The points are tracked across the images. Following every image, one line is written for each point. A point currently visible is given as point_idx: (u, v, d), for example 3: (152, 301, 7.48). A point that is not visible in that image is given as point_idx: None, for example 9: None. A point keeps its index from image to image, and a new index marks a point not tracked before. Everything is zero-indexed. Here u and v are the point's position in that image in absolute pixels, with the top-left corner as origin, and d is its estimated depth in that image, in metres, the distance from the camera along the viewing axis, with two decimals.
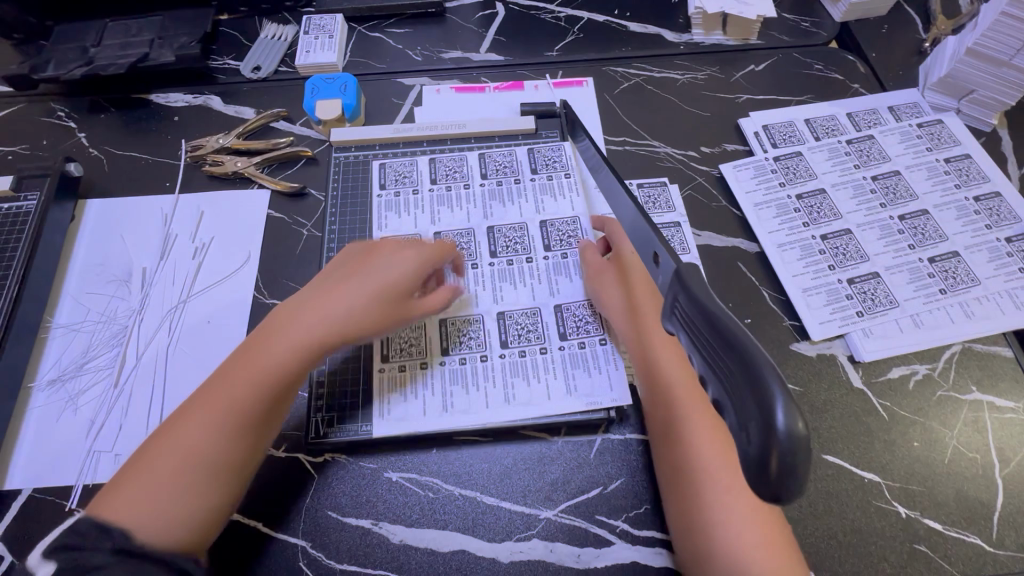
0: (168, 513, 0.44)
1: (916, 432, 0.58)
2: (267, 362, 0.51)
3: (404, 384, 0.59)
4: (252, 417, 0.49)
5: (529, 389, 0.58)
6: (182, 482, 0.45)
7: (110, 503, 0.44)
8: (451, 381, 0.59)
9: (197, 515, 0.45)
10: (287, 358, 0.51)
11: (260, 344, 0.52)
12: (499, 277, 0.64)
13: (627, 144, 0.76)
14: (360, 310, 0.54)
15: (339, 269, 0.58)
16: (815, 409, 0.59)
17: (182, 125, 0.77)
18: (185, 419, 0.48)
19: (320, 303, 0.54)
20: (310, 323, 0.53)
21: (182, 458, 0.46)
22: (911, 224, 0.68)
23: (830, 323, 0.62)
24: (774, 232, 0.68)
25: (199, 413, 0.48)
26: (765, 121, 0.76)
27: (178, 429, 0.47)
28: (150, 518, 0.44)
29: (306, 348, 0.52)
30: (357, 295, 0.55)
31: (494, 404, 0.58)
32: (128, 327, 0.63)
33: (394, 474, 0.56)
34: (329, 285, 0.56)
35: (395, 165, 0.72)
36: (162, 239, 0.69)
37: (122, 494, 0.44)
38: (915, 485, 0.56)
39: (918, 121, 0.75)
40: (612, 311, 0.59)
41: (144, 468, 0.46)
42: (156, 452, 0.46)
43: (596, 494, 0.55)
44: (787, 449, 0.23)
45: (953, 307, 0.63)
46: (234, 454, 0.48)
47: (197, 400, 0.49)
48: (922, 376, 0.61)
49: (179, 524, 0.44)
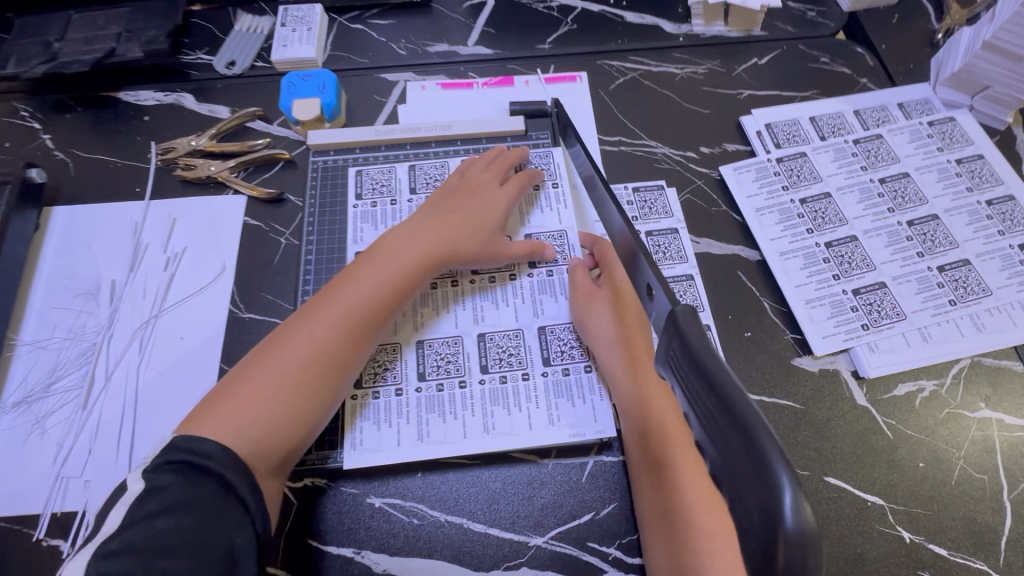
0: (280, 415, 0.50)
1: (922, 452, 0.56)
2: (367, 294, 0.55)
3: (378, 409, 0.56)
4: (353, 343, 0.54)
5: (510, 418, 0.56)
6: (289, 394, 0.50)
7: (235, 396, 0.49)
8: (425, 408, 0.56)
9: (297, 425, 0.51)
10: (385, 292, 0.56)
11: (368, 266, 0.57)
12: (478, 294, 0.61)
13: (622, 144, 0.72)
14: (450, 250, 0.59)
15: (430, 205, 0.63)
16: (817, 427, 0.57)
17: (153, 125, 0.73)
18: (294, 335, 0.53)
19: (417, 240, 0.59)
20: (408, 259, 0.57)
21: (299, 361, 0.51)
22: (920, 230, 0.64)
23: (833, 336, 0.60)
24: (776, 239, 0.65)
25: (308, 330, 0.53)
26: (768, 120, 0.72)
27: (287, 343, 0.52)
28: (260, 425, 0.49)
29: (402, 284, 0.57)
30: (447, 237, 0.59)
31: (471, 434, 0.55)
32: (98, 343, 0.60)
33: (378, 500, 0.54)
34: (423, 221, 0.61)
35: (372, 173, 0.68)
36: (133, 250, 0.65)
37: (235, 398, 0.49)
38: (920, 509, 0.53)
39: (928, 119, 0.71)
40: (598, 339, 0.56)
41: (255, 377, 0.50)
42: (266, 362, 0.51)
43: (588, 520, 0.53)
44: (794, 539, 0.24)
45: (963, 320, 0.60)
46: (339, 363, 0.53)
47: (304, 318, 0.54)
48: (929, 393, 0.58)
49: (281, 433, 0.49)
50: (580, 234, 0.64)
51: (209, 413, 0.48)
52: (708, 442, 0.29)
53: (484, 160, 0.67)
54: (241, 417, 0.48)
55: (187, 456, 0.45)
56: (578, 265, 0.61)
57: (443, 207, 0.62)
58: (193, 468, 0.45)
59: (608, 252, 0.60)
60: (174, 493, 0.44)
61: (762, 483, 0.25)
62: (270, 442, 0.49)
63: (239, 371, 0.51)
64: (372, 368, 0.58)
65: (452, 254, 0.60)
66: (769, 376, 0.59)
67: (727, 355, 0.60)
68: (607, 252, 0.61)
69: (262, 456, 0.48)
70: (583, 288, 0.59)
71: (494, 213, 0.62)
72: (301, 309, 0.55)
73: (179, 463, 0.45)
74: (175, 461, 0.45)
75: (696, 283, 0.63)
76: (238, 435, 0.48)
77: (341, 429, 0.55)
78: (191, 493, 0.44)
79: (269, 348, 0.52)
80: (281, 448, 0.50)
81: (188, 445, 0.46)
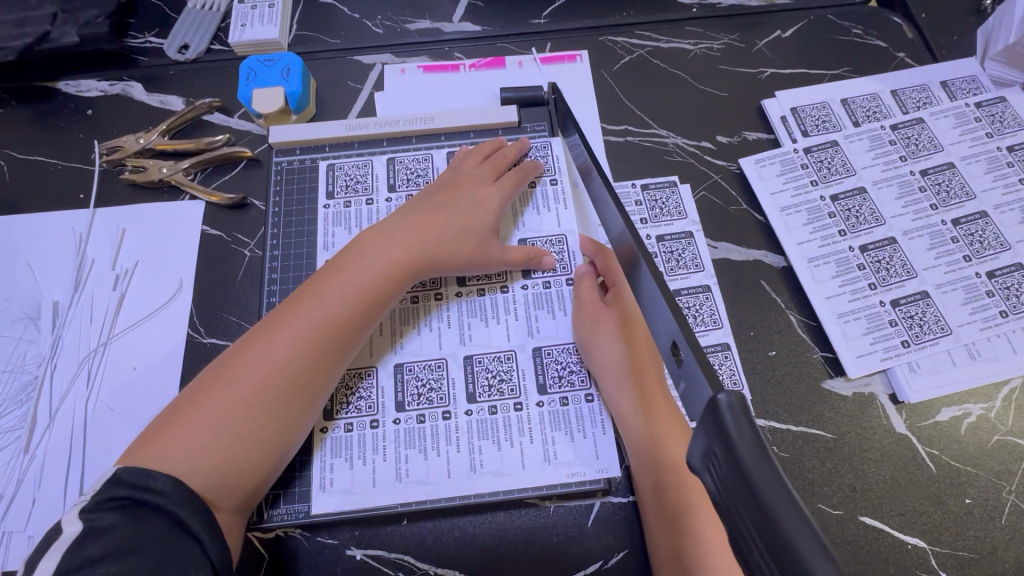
0: (229, 453, 0.43)
1: (969, 487, 0.49)
2: (339, 306, 0.48)
3: (351, 443, 0.49)
4: (324, 360, 0.47)
5: (500, 454, 0.49)
6: (249, 422, 0.43)
7: (178, 431, 0.42)
8: (404, 443, 0.49)
9: (257, 459, 0.44)
10: (359, 302, 0.49)
11: (336, 277, 0.49)
12: (464, 308, 0.54)
13: (628, 134, 0.63)
14: (436, 252, 0.52)
15: (413, 201, 0.55)
16: (851, 459, 0.50)
17: (97, 120, 0.64)
18: (255, 352, 0.45)
19: (397, 241, 0.51)
20: (384, 263, 0.50)
21: (253, 389, 0.44)
22: (966, 230, 0.57)
23: (869, 356, 0.53)
24: (805, 243, 0.57)
25: (271, 346, 0.46)
26: (794, 103, 0.64)
27: (247, 361, 0.45)
28: (213, 458, 0.42)
29: (379, 293, 0.50)
30: (431, 237, 0.52)
31: (456, 473, 0.48)
32: (40, 376, 0.54)
33: (358, 552, 0.47)
34: (406, 217, 0.53)
35: (346, 168, 0.60)
36: (77, 267, 0.58)
37: (185, 424, 0.42)
38: (966, 552, 0.48)
39: (976, 100, 0.63)
40: (609, 367, 0.50)
41: (208, 400, 0.43)
42: (221, 383, 0.44)
43: (595, 571, 0.47)
44: None
45: (1015, 334, 0.53)
46: (300, 390, 0.46)
47: (267, 332, 0.47)
48: (976, 418, 0.51)
49: (240, 467, 0.43)
50: (581, 239, 0.56)
51: (154, 442, 0.42)
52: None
53: (477, 148, 0.59)
54: (190, 449, 0.42)
55: (133, 491, 0.39)
56: (584, 279, 0.53)
57: (428, 202, 0.54)
58: (141, 504, 0.39)
59: (614, 266, 0.54)
60: (119, 534, 0.37)
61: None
62: (225, 477, 0.42)
63: (191, 392, 0.44)
64: (342, 396, 0.50)
65: (432, 259, 0.52)
66: (796, 401, 0.52)
67: (748, 378, 0.53)
68: (613, 265, 0.54)
69: (219, 492, 0.42)
70: (584, 306, 0.52)
71: (480, 211, 0.54)
72: (264, 320, 0.48)
73: (123, 498, 0.38)
74: (118, 498, 0.38)
75: (714, 295, 0.56)
76: (189, 468, 0.41)
77: (308, 471, 0.48)
78: (141, 532, 0.38)
79: (226, 365, 0.45)
80: (240, 483, 0.43)
81: (136, 478, 0.39)
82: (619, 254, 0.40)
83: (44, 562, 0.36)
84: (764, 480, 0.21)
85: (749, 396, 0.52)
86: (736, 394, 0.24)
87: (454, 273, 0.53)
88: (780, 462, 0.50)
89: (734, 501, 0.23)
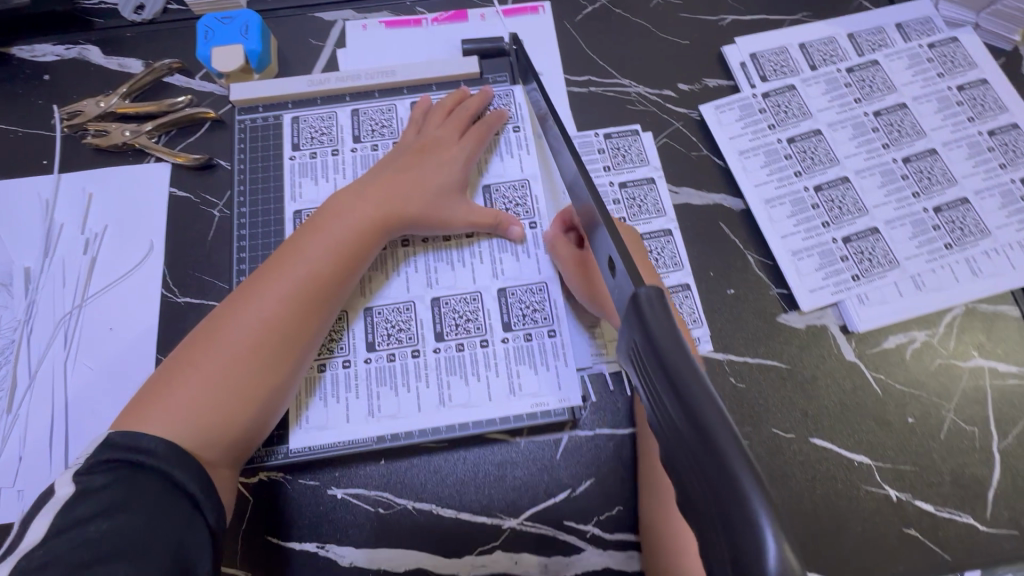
0: (223, 413, 0.43)
1: (912, 407, 0.53)
2: (319, 260, 0.48)
3: (324, 384, 0.51)
4: (311, 315, 0.47)
5: (467, 389, 0.51)
6: (241, 377, 0.44)
7: (170, 396, 0.42)
8: (375, 381, 0.51)
9: (250, 417, 0.45)
10: (340, 256, 0.49)
11: (314, 234, 0.49)
12: (432, 254, 0.55)
13: (591, 84, 0.64)
14: (411, 209, 0.52)
15: (386, 160, 0.55)
16: (804, 386, 0.53)
17: (54, 85, 0.63)
18: (239, 311, 0.46)
19: (372, 197, 0.51)
20: (362, 217, 0.50)
21: (241, 351, 0.45)
22: (916, 167, 0.59)
23: (821, 290, 0.55)
24: (761, 185, 0.59)
25: (256, 304, 0.46)
26: (753, 49, 0.65)
27: (231, 320, 0.45)
28: (206, 418, 0.43)
29: (359, 251, 0.50)
30: (407, 190, 0.52)
31: (426, 407, 0.50)
32: (16, 340, 0.54)
33: (340, 491, 0.50)
34: (380, 176, 0.53)
35: (310, 120, 0.60)
36: (46, 233, 0.58)
37: (177, 387, 0.43)
38: (907, 466, 0.51)
39: (929, 41, 0.64)
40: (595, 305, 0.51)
41: (198, 362, 0.44)
42: (210, 343, 0.45)
43: (563, 498, 0.50)
44: None
45: (959, 265, 0.56)
46: (289, 347, 0.46)
47: (249, 291, 0.47)
48: (920, 344, 0.55)
49: (232, 423, 0.44)
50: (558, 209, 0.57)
51: (148, 404, 0.42)
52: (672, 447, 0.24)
53: (448, 103, 0.58)
54: (183, 411, 0.42)
55: (125, 453, 0.40)
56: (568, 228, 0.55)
57: (401, 160, 0.54)
58: (134, 465, 0.39)
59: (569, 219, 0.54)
60: (111, 492, 0.38)
61: (738, 535, 0.20)
62: (219, 433, 0.43)
63: (178, 357, 0.45)
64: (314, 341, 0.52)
65: (409, 215, 0.52)
66: (752, 335, 0.55)
67: (708, 315, 0.55)
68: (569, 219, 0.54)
69: (212, 450, 0.43)
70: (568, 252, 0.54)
71: (453, 168, 0.55)
72: (245, 281, 0.48)
73: (116, 460, 0.39)
74: (112, 460, 0.39)
75: (674, 239, 0.58)
76: (185, 427, 0.42)
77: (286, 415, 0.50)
78: (133, 490, 0.38)
79: (211, 327, 0.46)
80: (234, 437, 0.44)
81: (129, 441, 0.40)
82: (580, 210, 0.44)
83: (37, 522, 0.37)
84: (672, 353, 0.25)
85: (708, 332, 0.55)
86: (654, 288, 0.27)
87: (430, 228, 0.54)
88: (736, 392, 0.53)
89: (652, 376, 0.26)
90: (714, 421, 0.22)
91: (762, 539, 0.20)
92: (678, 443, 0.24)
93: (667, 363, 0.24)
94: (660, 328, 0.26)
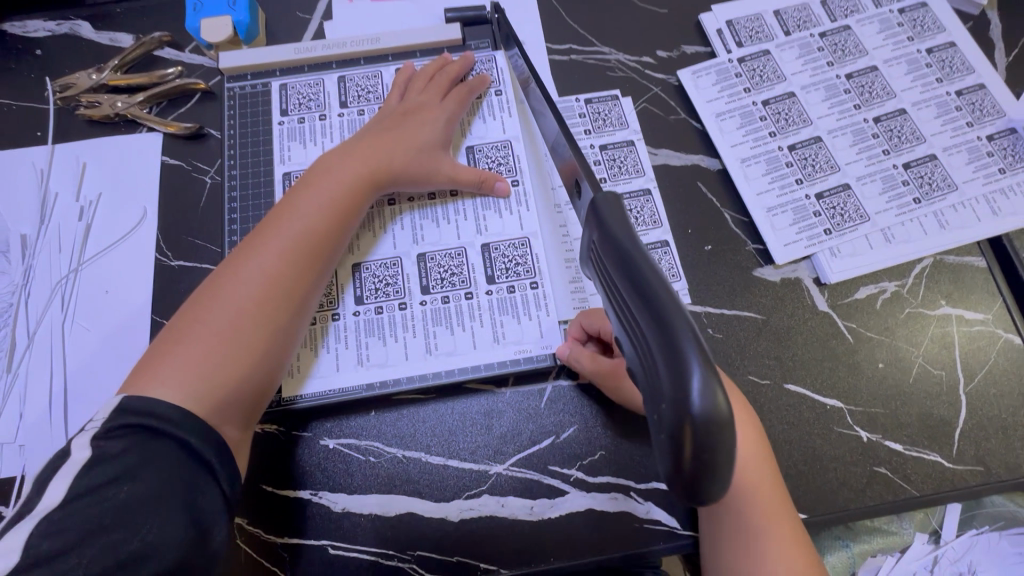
0: (234, 365, 0.43)
1: (882, 352, 0.55)
2: (316, 216, 0.49)
3: (313, 337, 0.53)
4: (312, 268, 0.48)
5: (453, 338, 0.53)
6: (252, 331, 0.44)
7: (177, 354, 0.42)
8: (364, 332, 0.53)
9: (261, 370, 0.45)
10: (334, 213, 0.50)
11: (306, 189, 0.50)
12: (417, 214, 0.57)
13: (572, 52, 0.66)
14: (400, 168, 0.53)
15: (367, 127, 0.56)
16: (778, 335, 0.55)
17: (46, 60, 0.64)
18: (240, 269, 0.46)
19: (359, 156, 0.52)
20: (355, 177, 0.51)
21: (246, 303, 0.45)
22: (887, 126, 0.61)
23: (795, 244, 0.57)
24: (736, 145, 0.61)
25: (255, 261, 0.46)
26: (729, 16, 0.66)
27: (233, 279, 0.45)
28: (216, 373, 0.42)
29: (353, 204, 0.51)
30: (396, 154, 0.53)
31: (412, 356, 0.52)
32: (14, 304, 0.56)
33: (331, 441, 0.51)
34: (364, 138, 0.54)
35: (298, 87, 0.62)
36: (42, 201, 0.59)
37: (183, 346, 0.42)
38: (878, 408, 0.53)
39: (899, 7, 0.66)
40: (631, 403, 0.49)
41: (204, 322, 0.44)
42: (213, 302, 0.44)
43: (547, 445, 0.52)
44: (699, 415, 0.25)
45: (927, 218, 0.58)
46: (293, 295, 0.47)
47: (246, 251, 0.47)
48: (891, 294, 0.57)
49: (244, 377, 0.44)
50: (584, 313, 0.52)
51: (156, 368, 0.41)
52: (624, 317, 0.31)
53: (420, 72, 0.60)
54: (193, 366, 0.42)
55: (140, 419, 0.39)
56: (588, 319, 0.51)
57: (382, 125, 0.55)
58: (150, 431, 0.39)
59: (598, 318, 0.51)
60: (128, 458, 0.38)
61: (675, 371, 0.26)
62: (235, 388, 0.43)
63: (180, 320, 0.44)
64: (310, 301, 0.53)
65: (397, 175, 0.54)
66: (729, 290, 0.57)
67: (686, 270, 0.57)
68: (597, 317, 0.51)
69: (224, 409, 0.42)
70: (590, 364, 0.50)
71: (435, 127, 0.56)
72: (239, 245, 0.48)
73: (130, 425, 0.39)
74: (128, 425, 0.39)
75: (654, 197, 0.59)
76: (203, 385, 0.41)
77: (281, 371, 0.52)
78: (150, 456, 0.38)
79: (212, 288, 0.45)
80: (248, 393, 0.44)
81: (142, 407, 0.39)
82: (564, 172, 0.46)
83: (55, 485, 0.37)
84: (626, 241, 0.32)
85: (686, 285, 0.57)
86: (611, 195, 0.35)
87: (421, 186, 0.55)
88: (714, 341, 0.55)
89: (608, 263, 0.33)
90: (657, 286, 0.28)
91: (688, 367, 0.26)
92: (628, 308, 0.30)
93: (623, 248, 0.31)
94: (616, 226, 0.33)
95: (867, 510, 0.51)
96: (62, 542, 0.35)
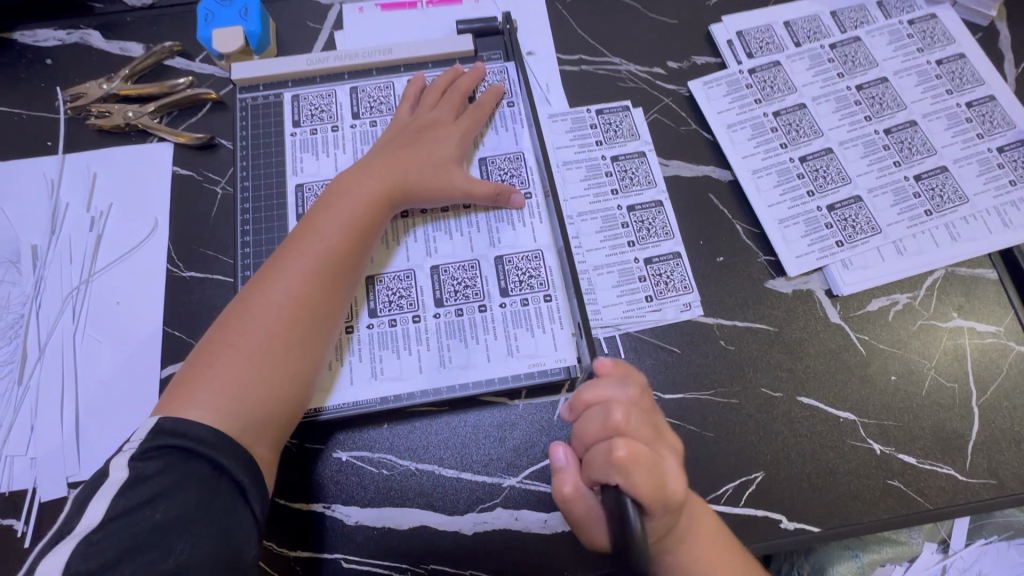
0: (265, 387, 0.43)
1: (895, 365, 0.55)
2: (339, 233, 0.49)
3: None
4: (337, 286, 0.48)
5: (467, 350, 0.53)
6: (282, 352, 0.44)
7: (209, 377, 0.42)
8: (377, 345, 0.53)
9: (291, 391, 0.45)
10: (356, 230, 0.50)
11: (328, 208, 0.50)
12: (430, 225, 0.57)
13: (583, 63, 0.66)
14: (420, 184, 0.54)
15: (383, 141, 0.56)
16: (791, 348, 0.55)
17: (56, 69, 0.64)
18: (266, 290, 0.46)
19: (379, 172, 0.52)
20: (375, 193, 0.52)
21: (273, 324, 0.45)
22: (897, 138, 0.61)
23: (807, 255, 0.57)
24: (748, 156, 0.61)
25: (281, 281, 0.46)
26: (739, 27, 0.66)
27: (260, 299, 0.45)
28: (248, 394, 0.42)
29: (374, 221, 0.51)
30: (415, 171, 0.54)
31: (426, 368, 0.52)
32: (25, 314, 0.56)
33: (344, 454, 0.51)
34: (382, 154, 0.54)
35: (310, 98, 0.62)
36: (52, 211, 0.59)
37: (214, 369, 0.43)
38: (891, 421, 0.53)
39: (909, 18, 0.66)
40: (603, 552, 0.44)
41: (233, 342, 0.44)
42: (242, 322, 0.45)
43: None
44: None
45: (938, 230, 0.58)
46: (319, 314, 0.47)
47: (271, 270, 0.47)
48: (902, 306, 0.57)
49: (275, 398, 0.44)
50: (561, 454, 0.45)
51: (189, 390, 0.42)
52: None
53: (434, 84, 0.60)
54: (225, 389, 0.42)
55: (176, 439, 0.39)
56: (557, 478, 0.44)
57: (399, 141, 0.55)
58: (186, 452, 0.39)
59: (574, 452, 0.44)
60: (162, 479, 0.38)
61: None
62: (267, 410, 0.43)
63: (209, 341, 0.45)
64: None
65: (417, 191, 0.54)
66: (741, 301, 0.57)
67: (699, 282, 0.57)
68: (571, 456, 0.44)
69: (256, 429, 0.43)
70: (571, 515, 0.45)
71: (452, 142, 0.56)
72: (264, 263, 0.48)
73: (168, 446, 0.39)
74: (165, 446, 0.39)
75: (666, 209, 0.59)
76: (235, 407, 0.42)
77: None
78: (186, 477, 0.39)
79: (239, 308, 0.46)
80: (279, 413, 0.44)
81: (178, 428, 0.40)
82: None
83: (93, 505, 0.37)
84: None
85: (698, 298, 0.56)
86: None
87: (441, 201, 0.55)
88: (726, 353, 0.55)
89: None
90: None
91: None
92: None
93: None
94: None
95: (880, 523, 0.51)
96: (97, 562, 0.35)
